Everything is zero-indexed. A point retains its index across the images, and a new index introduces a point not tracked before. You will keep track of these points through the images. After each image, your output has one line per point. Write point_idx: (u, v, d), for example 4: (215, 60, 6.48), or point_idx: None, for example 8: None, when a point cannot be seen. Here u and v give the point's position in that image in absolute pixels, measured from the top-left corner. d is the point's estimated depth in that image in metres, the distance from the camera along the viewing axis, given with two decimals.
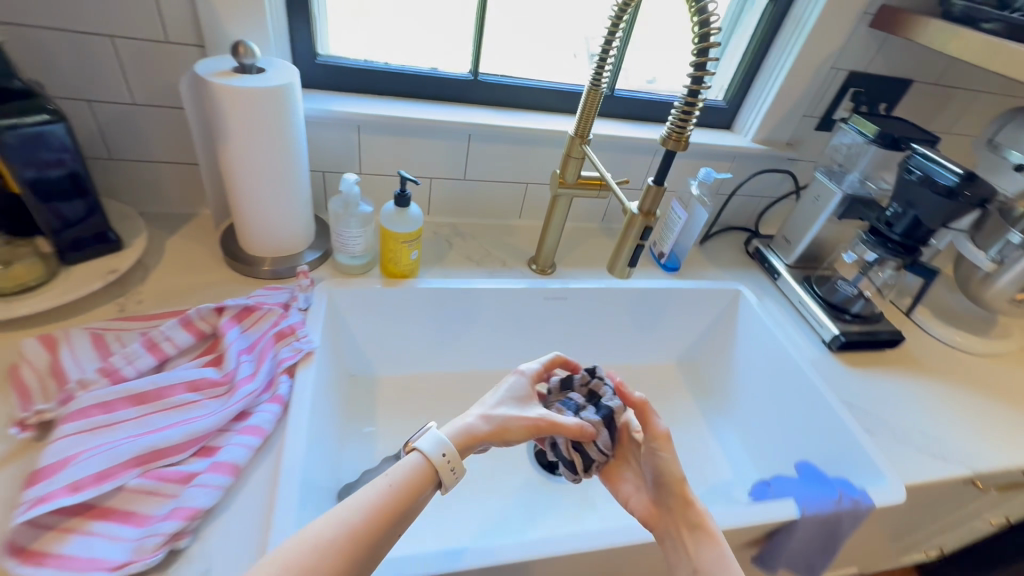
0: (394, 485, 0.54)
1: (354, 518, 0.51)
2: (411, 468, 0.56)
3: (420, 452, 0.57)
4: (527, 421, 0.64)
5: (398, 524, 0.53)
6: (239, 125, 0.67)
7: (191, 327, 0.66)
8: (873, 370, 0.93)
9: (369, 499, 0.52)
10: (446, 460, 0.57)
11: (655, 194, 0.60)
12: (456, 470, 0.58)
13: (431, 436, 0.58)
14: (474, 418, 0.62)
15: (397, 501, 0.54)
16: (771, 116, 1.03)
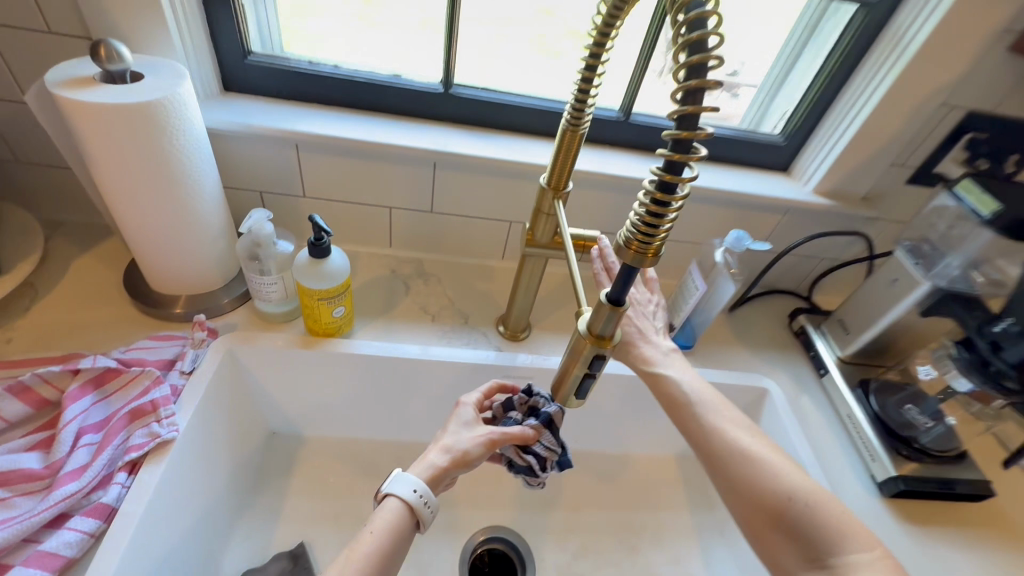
0: (381, 536, 0.48)
1: (354, 572, 0.45)
2: (393, 520, 0.49)
3: (398, 498, 0.50)
4: (479, 437, 0.55)
5: (394, 571, 0.48)
6: (99, 148, 0.53)
7: (32, 395, 0.55)
8: (934, 531, 0.68)
9: (361, 556, 0.46)
10: (425, 501, 0.50)
11: (610, 313, 0.40)
12: (433, 507, 0.51)
13: (403, 478, 0.50)
14: (434, 455, 0.54)
15: (388, 551, 0.48)
16: (842, 163, 0.77)
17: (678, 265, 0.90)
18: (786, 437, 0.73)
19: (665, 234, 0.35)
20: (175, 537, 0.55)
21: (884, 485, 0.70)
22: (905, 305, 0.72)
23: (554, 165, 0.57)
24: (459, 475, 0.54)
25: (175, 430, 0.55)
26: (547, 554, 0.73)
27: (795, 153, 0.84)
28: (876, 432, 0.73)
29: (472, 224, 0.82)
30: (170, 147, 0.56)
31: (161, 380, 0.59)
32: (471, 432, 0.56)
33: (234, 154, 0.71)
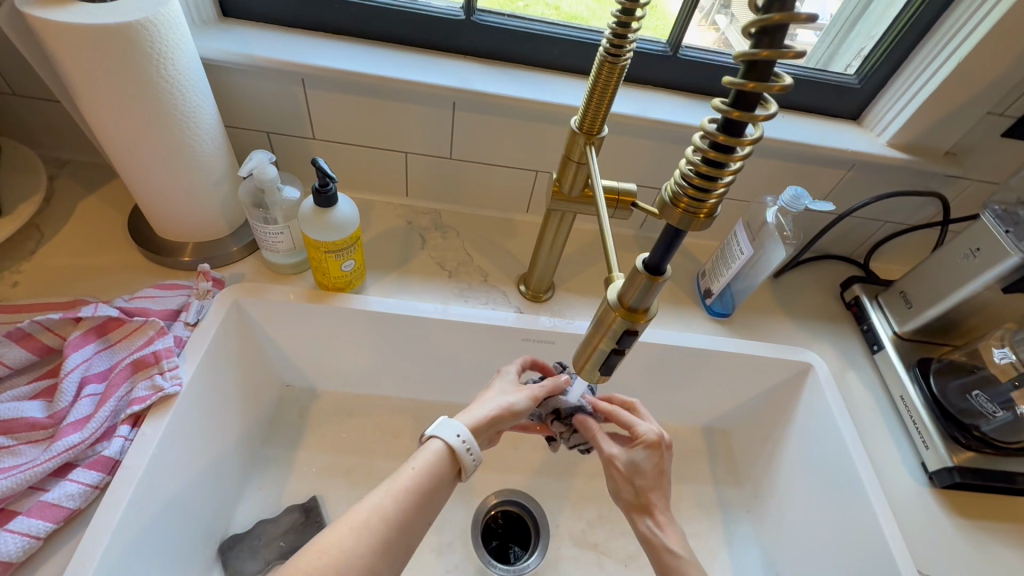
0: (423, 473, 0.46)
1: (392, 505, 0.44)
2: (435, 459, 0.47)
3: (442, 440, 0.48)
4: (525, 391, 0.56)
5: (432, 512, 0.46)
6: (81, 79, 0.48)
7: (35, 341, 0.53)
8: (986, 525, 0.63)
9: (400, 490, 0.45)
10: (469, 447, 0.48)
11: (644, 284, 0.34)
12: (477, 457, 0.49)
13: (449, 423, 0.49)
14: (481, 408, 0.53)
15: (429, 488, 0.46)
16: (926, 110, 0.66)
17: (719, 225, 0.81)
18: (829, 417, 0.67)
19: (723, 190, 0.28)
20: (183, 489, 0.55)
21: (935, 474, 0.64)
22: (983, 279, 0.63)
23: (587, 105, 0.49)
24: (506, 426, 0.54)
25: (178, 384, 0.53)
26: (561, 520, 0.71)
27: (870, 99, 0.73)
28: (931, 416, 0.66)
29: (495, 173, 0.75)
30: (158, 78, 0.51)
31: (165, 331, 0.56)
32: (516, 387, 0.56)
33: (237, 90, 0.65)
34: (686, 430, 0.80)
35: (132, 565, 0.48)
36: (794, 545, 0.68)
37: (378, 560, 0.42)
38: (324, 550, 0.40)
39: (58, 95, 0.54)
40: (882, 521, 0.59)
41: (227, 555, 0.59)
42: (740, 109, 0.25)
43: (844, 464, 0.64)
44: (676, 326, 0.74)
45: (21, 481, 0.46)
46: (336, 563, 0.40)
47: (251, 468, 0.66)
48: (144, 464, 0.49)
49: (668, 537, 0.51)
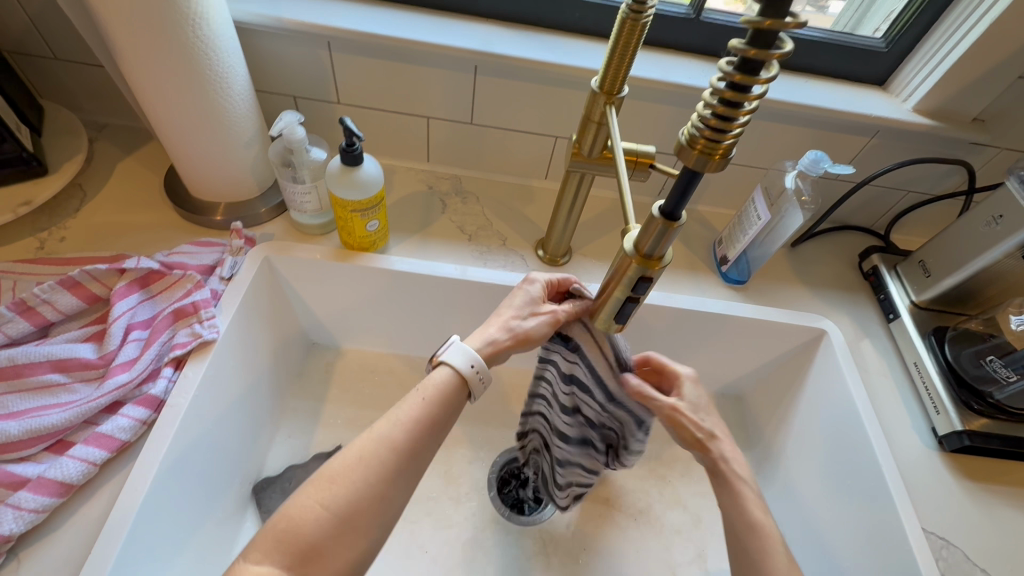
0: (431, 402, 0.49)
1: (402, 433, 0.46)
2: (444, 386, 0.49)
3: (451, 368, 0.50)
4: (543, 317, 0.54)
5: (441, 436, 0.49)
6: (120, 37, 0.51)
7: (82, 290, 0.57)
8: (993, 488, 0.64)
9: (410, 419, 0.47)
10: (478, 372, 0.50)
11: (659, 230, 0.35)
12: (485, 381, 0.51)
13: (459, 350, 0.50)
14: (496, 330, 0.53)
15: (438, 416, 0.48)
16: (954, 74, 0.65)
17: (738, 193, 0.82)
18: (841, 382, 0.68)
19: (739, 130, 0.29)
20: (221, 430, 0.59)
21: (945, 438, 0.65)
22: (1003, 246, 0.63)
23: (608, 65, 0.49)
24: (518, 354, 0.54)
25: (215, 332, 0.57)
26: None
27: (896, 64, 0.72)
28: (945, 384, 0.66)
29: (514, 138, 0.76)
30: (191, 33, 0.52)
31: (201, 284, 0.60)
32: (535, 312, 0.55)
33: (265, 53, 0.67)
34: None
35: (177, 493, 0.52)
36: (801, 505, 0.69)
37: (388, 485, 0.44)
38: (331, 479, 0.43)
39: (99, 54, 0.56)
40: (889, 478, 0.61)
41: (260, 496, 0.64)
42: (758, 47, 0.26)
43: (853, 426, 0.65)
44: (691, 291, 0.76)
45: (77, 414, 0.50)
46: (343, 490, 0.43)
47: (281, 417, 0.70)
48: (186, 403, 0.53)
49: (738, 464, 0.51)
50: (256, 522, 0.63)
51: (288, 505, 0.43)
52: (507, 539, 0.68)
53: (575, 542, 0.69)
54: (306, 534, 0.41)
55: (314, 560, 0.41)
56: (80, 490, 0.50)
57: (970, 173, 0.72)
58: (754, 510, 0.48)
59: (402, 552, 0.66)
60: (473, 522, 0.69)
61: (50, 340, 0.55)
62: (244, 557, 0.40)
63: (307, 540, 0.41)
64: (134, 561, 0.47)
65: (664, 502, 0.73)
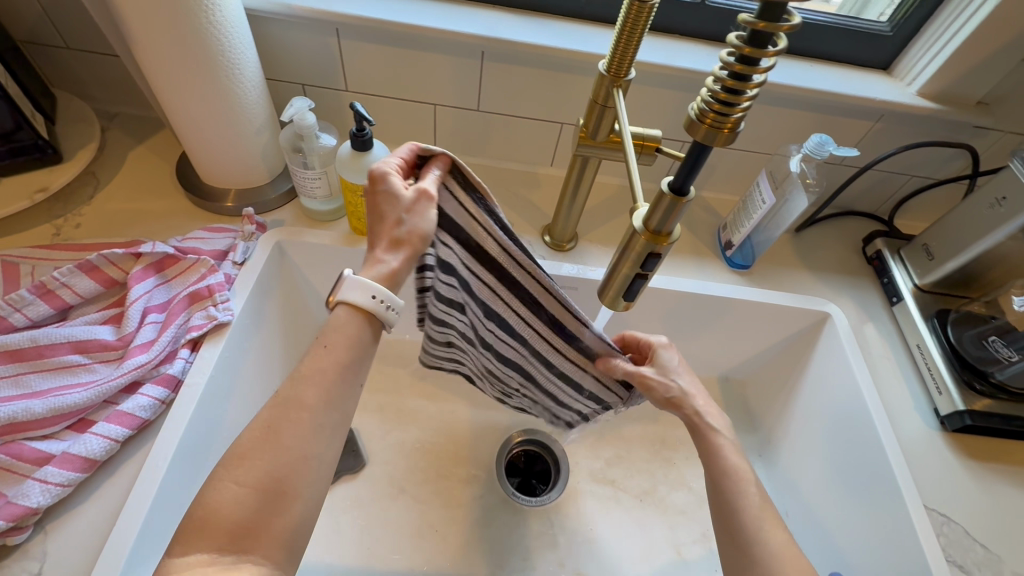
0: (337, 347, 0.46)
1: (311, 386, 0.44)
2: (346, 329, 0.46)
3: (348, 305, 0.47)
4: (419, 205, 0.48)
5: (355, 383, 0.46)
6: (137, 24, 0.51)
7: (98, 274, 0.58)
8: (993, 467, 0.65)
9: (318, 370, 0.45)
10: (385, 305, 0.47)
11: (668, 204, 0.36)
12: (396, 310, 0.48)
13: (353, 284, 0.46)
14: (386, 251, 0.48)
15: (348, 359, 0.46)
16: (959, 57, 0.65)
17: (742, 179, 0.82)
18: (845, 364, 0.69)
19: (748, 103, 0.30)
20: (237, 415, 0.60)
21: (947, 418, 0.66)
22: (1006, 228, 0.64)
23: (615, 48, 0.50)
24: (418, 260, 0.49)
25: (230, 315, 0.58)
26: (580, 458, 0.75)
27: (901, 48, 0.72)
28: (948, 365, 0.67)
29: (520, 124, 0.76)
30: (205, 20, 0.53)
31: (215, 269, 0.61)
32: (410, 206, 0.48)
33: (275, 41, 0.68)
34: (703, 379, 0.83)
35: (196, 470, 0.54)
36: (805, 485, 0.71)
37: (310, 447, 0.42)
38: (241, 456, 0.41)
39: (114, 42, 0.57)
40: (892, 457, 0.62)
41: None
42: (766, 20, 0.27)
43: (857, 406, 0.66)
44: (696, 276, 0.76)
45: (98, 393, 0.51)
46: (258, 464, 0.41)
47: None
48: (203, 383, 0.54)
49: (713, 417, 0.52)
50: None
51: (203, 492, 0.40)
52: (515, 519, 0.70)
53: (581, 522, 0.70)
54: (231, 516, 0.39)
55: (248, 536, 0.39)
56: (102, 467, 0.51)
57: (974, 157, 0.73)
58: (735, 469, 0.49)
59: (411, 532, 0.67)
60: (481, 503, 0.70)
61: (69, 323, 0.56)
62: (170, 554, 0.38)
63: (233, 520, 0.39)
64: (156, 534, 0.49)
65: (669, 483, 0.74)
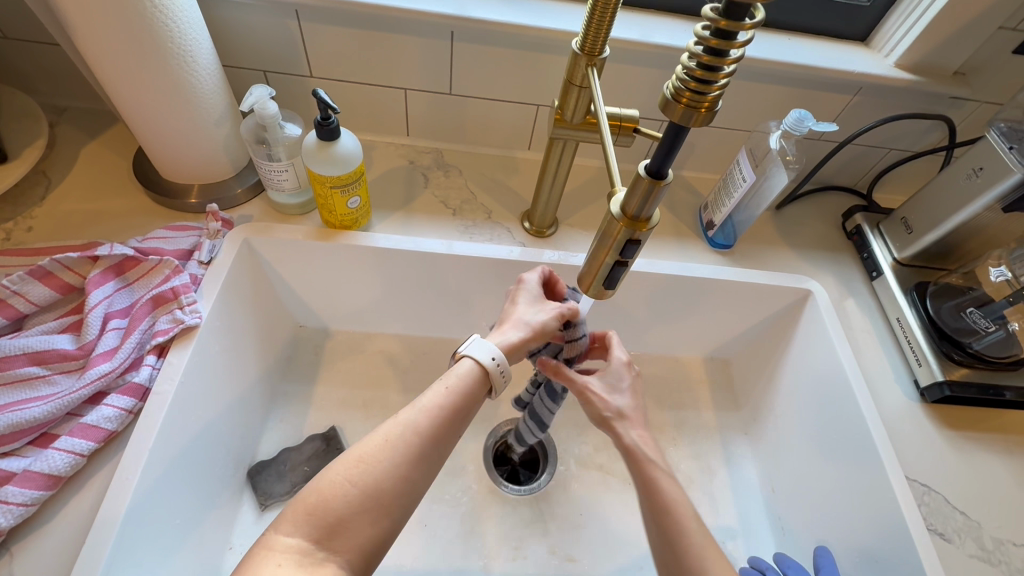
0: (455, 392, 0.47)
1: (428, 420, 0.45)
2: (466, 377, 0.48)
3: (474, 360, 0.49)
4: (552, 310, 0.54)
5: (465, 425, 0.48)
6: (77, 11, 0.48)
7: (54, 280, 0.55)
8: (971, 435, 0.66)
9: (435, 407, 0.46)
10: (500, 366, 0.49)
11: (646, 190, 0.35)
12: (507, 376, 0.50)
13: (481, 343, 0.49)
14: (512, 329, 0.52)
15: (460, 406, 0.47)
16: (935, 27, 0.64)
17: (722, 157, 0.81)
18: (827, 341, 0.69)
19: (725, 81, 0.28)
20: (212, 420, 0.58)
21: (926, 390, 0.66)
22: (983, 199, 0.64)
23: (588, 25, 0.47)
24: (536, 347, 0.53)
25: (198, 317, 0.55)
26: (568, 445, 0.74)
27: (879, 18, 0.71)
28: (926, 337, 0.68)
29: (497, 107, 0.74)
30: (150, 7, 0.50)
31: (180, 269, 0.58)
32: (543, 307, 0.54)
33: (230, 26, 0.64)
34: (687, 360, 0.83)
35: (172, 480, 0.52)
36: (788, 461, 0.72)
37: (414, 470, 0.43)
38: (360, 457, 0.42)
39: (54, 31, 0.53)
40: (874, 430, 0.62)
41: (256, 479, 0.64)
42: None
43: (839, 384, 0.66)
44: (679, 258, 0.76)
45: (60, 406, 0.49)
46: (372, 468, 0.42)
47: (270, 402, 0.69)
48: (172, 390, 0.52)
49: (650, 448, 0.50)
50: (254, 505, 0.63)
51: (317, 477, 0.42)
52: (505, 509, 0.69)
53: (571, 508, 0.70)
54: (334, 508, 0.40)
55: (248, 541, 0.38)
56: (69, 481, 0.49)
57: (950, 128, 0.72)
58: (667, 488, 0.48)
59: (401, 527, 0.66)
60: (471, 495, 0.70)
61: (24, 333, 0.53)
62: (275, 530, 0.39)
63: (335, 514, 0.40)
64: (130, 549, 0.47)
65: None
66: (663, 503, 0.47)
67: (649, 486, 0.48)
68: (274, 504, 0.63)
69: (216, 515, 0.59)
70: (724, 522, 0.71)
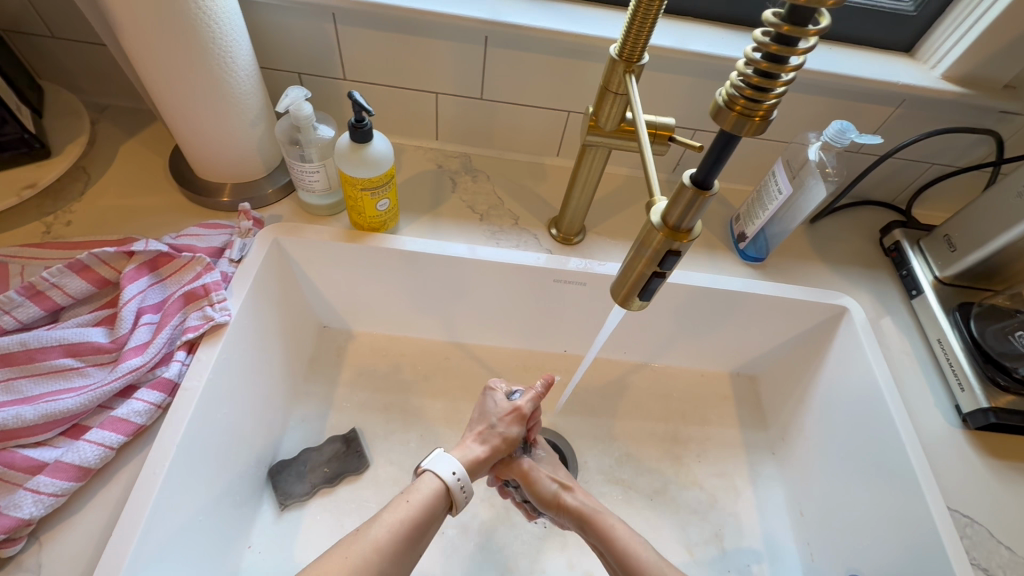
0: (418, 505, 0.52)
1: (387, 535, 0.49)
2: (429, 493, 0.54)
3: (436, 476, 0.55)
4: (511, 416, 0.63)
5: (423, 541, 0.52)
6: (126, 13, 0.49)
7: (90, 275, 0.55)
8: (1018, 465, 0.62)
9: (394, 521, 0.50)
10: (461, 484, 0.55)
11: (689, 203, 0.34)
12: (468, 493, 0.57)
13: (445, 459, 0.56)
14: (474, 444, 0.61)
15: (422, 521, 0.52)
16: (987, 37, 0.62)
17: (756, 168, 0.79)
18: (863, 361, 0.66)
19: (782, 90, 0.27)
20: (237, 419, 0.58)
21: (970, 415, 0.63)
22: None
23: (628, 30, 0.47)
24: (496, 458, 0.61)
25: (227, 314, 0.56)
26: (589, 457, 0.73)
27: (926, 28, 0.69)
28: (970, 360, 0.65)
29: (526, 114, 0.73)
30: (194, 8, 0.51)
31: (211, 267, 0.58)
32: (503, 415, 0.63)
33: (268, 27, 0.65)
34: (713, 374, 0.81)
35: (196, 477, 0.52)
36: (817, 485, 0.69)
37: None
38: None
39: (102, 31, 0.55)
40: (913, 458, 0.59)
41: (277, 478, 0.64)
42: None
43: (875, 406, 0.64)
44: (708, 270, 0.74)
45: (92, 398, 0.50)
46: None
47: (293, 401, 0.70)
48: (201, 386, 0.52)
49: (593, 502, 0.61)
50: (273, 505, 0.64)
51: None
52: (524, 519, 0.68)
53: None
54: None
55: None
56: (97, 474, 0.50)
57: (999, 143, 0.69)
58: (620, 531, 0.58)
59: None
60: (488, 503, 0.69)
61: (61, 325, 0.54)
62: None
63: None
64: (153, 544, 0.47)
65: (680, 482, 0.72)
66: (621, 547, 0.57)
67: (606, 537, 0.58)
68: (293, 504, 0.64)
69: (238, 512, 0.59)
70: (749, 544, 0.68)
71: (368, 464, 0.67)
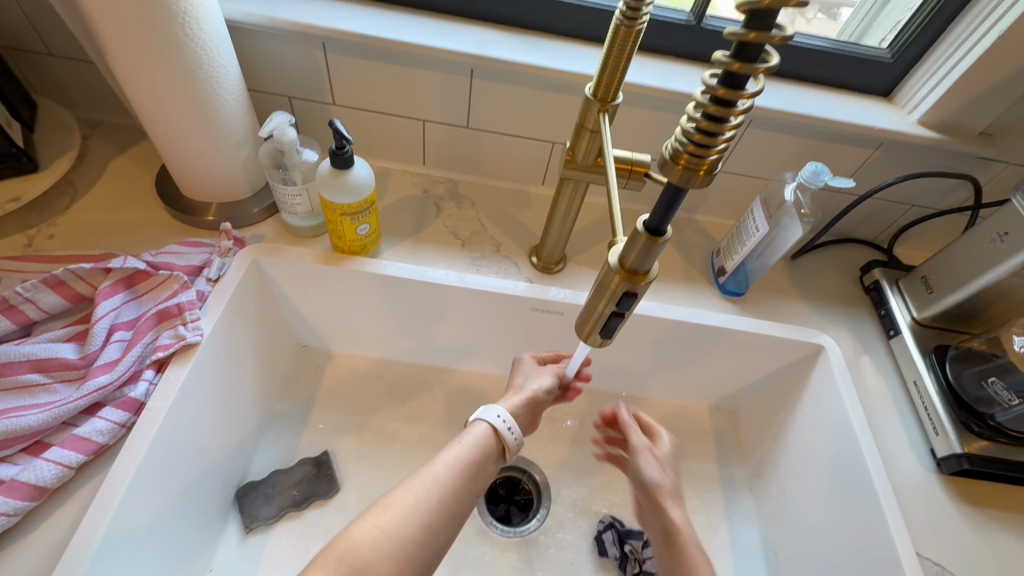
0: (471, 448, 0.52)
1: (445, 471, 0.49)
2: (481, 438, 0.53)
3: (487, 423, 0.55)
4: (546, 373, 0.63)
5: (480, 484, 0.51)
6: (114, 38, 0.50)
7: (65, 290, 0.56)
8: (991, 514, 0.62)
9: (451, 459, 0.50)
10: (509, 426, 0.55)
11: (645, 247, 0.34)
12: (518, 437, 0.56)
13: (490, 406, 0.56)
14: (516, 397, 0.60)
15: (476, 462, 0.52)
16: (960, 87, 0.63)
17: (738, 204, 0.80)
18: (838, 400, 0.66)
19: (723, 146, 0.28)
20: (204, 439, 0.58)
21: (944, 461, 0.63)
22: (1007, 265, 0.62)
23: (602, 71, 0.48)
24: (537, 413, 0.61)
25: (199, 335, 0.56)
26: (562, 487, 0.72)
27: (903, 74, 0.70)
28: (945, 405, 0.64)
29: (513, 143, 0.75)
30: (182, 34, 0.52)
31: (188, 285, 0.59)
32: (539, 373, 0.63)
33: (259, 53, 0.67)
34: (692, 407, 0.81)
35: (157, 498, 0.52)
36: (791, 526, 0.68)
37: (435, 518, 0.46)
38: (386, 505, 0.45)
39: (93, 53, 0.56)
40: (883, 502, 0.59)
41: (243, 500, 0.64)
42: (757, 30, 0.24)
43: (848, 447, 0.63)
44: (687, 303, 0.74)
45: (56, 415, 0.49)
46: (397, 517, 0.44)
47: (266, 421, 0.69)
48: (167, 406, 0.52)
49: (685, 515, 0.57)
50: (238, 528, 0.63)
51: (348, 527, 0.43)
52: (492, 550, 0.67)
53: (561, 555, 0.68)
54: None
55: None
56: (55, 492, 0.49)
57: (976, 188, 0.70)
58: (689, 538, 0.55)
59: None
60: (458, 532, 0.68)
61: (32, 339, 0.54)
62: None
63: None
64: (106, 566, 0.46)
65: None
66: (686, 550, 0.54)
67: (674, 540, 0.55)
68: (259, 527, 0.63)
69: (200, 534, 0.59)
70: None
71: (338, 488, 0.66)
